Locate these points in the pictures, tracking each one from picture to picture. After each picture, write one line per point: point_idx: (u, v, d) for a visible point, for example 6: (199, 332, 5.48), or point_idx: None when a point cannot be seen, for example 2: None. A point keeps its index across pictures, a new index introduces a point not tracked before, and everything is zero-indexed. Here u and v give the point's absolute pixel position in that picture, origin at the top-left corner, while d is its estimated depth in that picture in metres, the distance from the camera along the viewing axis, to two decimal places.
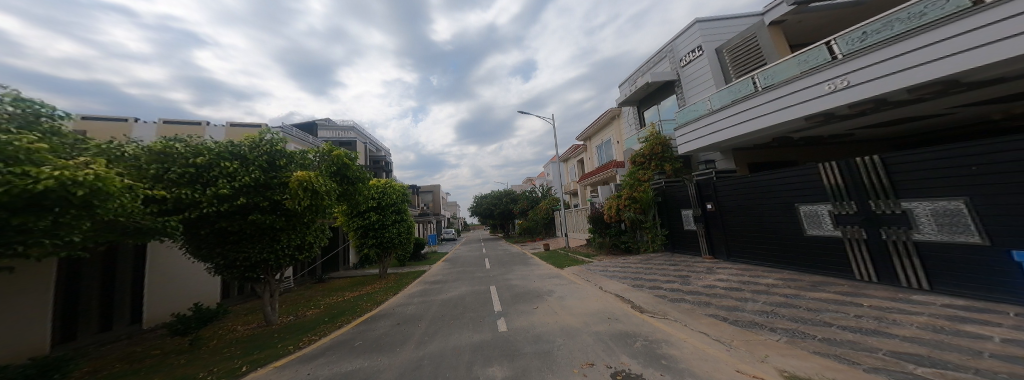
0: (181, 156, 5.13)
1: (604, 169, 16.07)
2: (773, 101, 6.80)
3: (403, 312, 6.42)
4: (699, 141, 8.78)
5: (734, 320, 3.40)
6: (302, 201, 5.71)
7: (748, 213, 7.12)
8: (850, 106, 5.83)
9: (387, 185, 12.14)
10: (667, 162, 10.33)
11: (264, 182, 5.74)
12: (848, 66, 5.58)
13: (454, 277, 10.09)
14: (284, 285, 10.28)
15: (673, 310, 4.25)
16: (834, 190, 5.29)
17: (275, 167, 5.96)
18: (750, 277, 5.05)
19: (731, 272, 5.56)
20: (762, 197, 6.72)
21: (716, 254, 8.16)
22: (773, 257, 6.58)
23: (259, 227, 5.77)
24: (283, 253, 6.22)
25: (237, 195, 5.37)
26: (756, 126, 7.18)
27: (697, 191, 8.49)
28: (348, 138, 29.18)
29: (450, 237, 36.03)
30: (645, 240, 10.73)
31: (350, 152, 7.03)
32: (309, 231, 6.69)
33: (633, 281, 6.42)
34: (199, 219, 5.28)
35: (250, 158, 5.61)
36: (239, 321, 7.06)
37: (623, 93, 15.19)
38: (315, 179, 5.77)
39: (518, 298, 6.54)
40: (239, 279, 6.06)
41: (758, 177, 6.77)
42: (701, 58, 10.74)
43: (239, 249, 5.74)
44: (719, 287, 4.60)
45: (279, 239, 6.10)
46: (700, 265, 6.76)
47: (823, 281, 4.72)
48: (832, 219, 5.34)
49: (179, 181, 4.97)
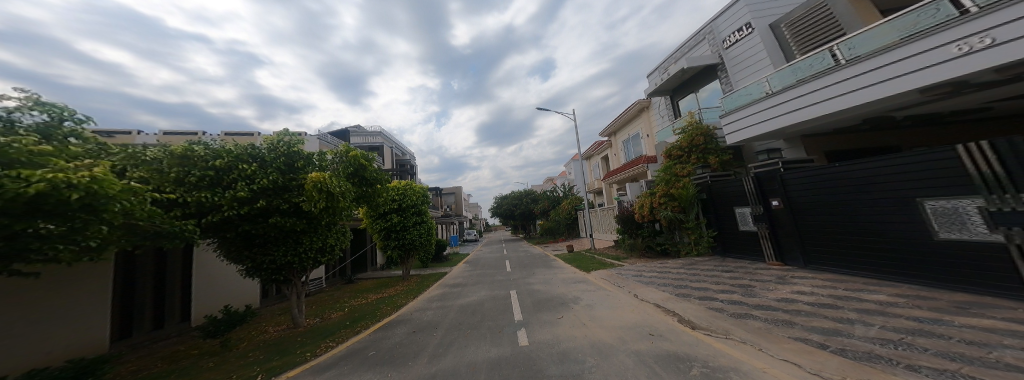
0: (200, 160, 4.68)
1: (633, 166, 14.99)
2: (868, 73, 5.66)
3: (420, 318, 5.90)
4: (757, 127, 7.67)
5: (838, 349, 2.40)
6: (318, 203, 5.27)
7: (831, 211, 5.86)
8: (995, 71, 4.57)
9: (407, 186, 11.82)
10: (712, 154, 9.27)
11: (283, 184, 5.32)
12: (988, 19, 4.40)
13: (475, 280, 9.54)
14: (314, 285, 10.06)
15: (737, 327, 3.29)
16: (995, 180, 3.85)
17: (293, 168, 5.52)
18: (850, 293, 3.98)
19: (814, 284, 4.56)
20: (852, 191, 5.46)
21: (787, 260, 6.94)
22: (867, 265, 5.34)
23: (281, 230, 5.39)
24: (307, 255, 5.82)
25: (257, 198, 4.98)
26: (842, 105, 6.03)
27: (757, 186, 7.38)
28: (374, 142, 29.64)
29: (471, 238, 36.06)
30: (686, 242, 9.59)
31: (368, 153, 6.50)
32: (330, 233, 6.30)
33: (676, 289, 5.47)
34: (223, 223, 4.93)
35: (269, 160, 5.19)
36: (270, 322, 6.86)
37: (652, 82, 14.05)
38: (331, 180, 5.27)
39: (541, 307, 5.76)
40: (266, 282, 5.74)
41: (844, 167, 5.56)
42: (750, 36, 9.53)
43: (265, 252, 5.43)
44: (801, 302, 3.67)
45: (302, 241, 5.72)
46: (766, 272, 5.67)
47: (967, 300, 3.56)
48: (984, 218, 3.93)
49: (198, 184, 4.56)
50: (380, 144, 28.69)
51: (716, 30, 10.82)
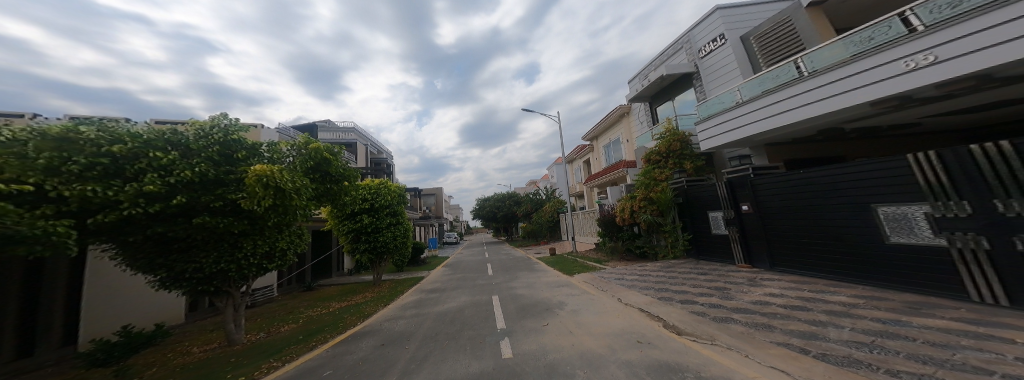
0: (90, 143, 3.59)
1: (613, 169, 15.30)
2: (827, 86, 6.01)
3: (391, 329, 5.59)
4: (729, 134, 7.96)
5: (819, 353, 2.45)
6: (262, 200, 4.63)
7: (798, 215, 6.11)
8: (936, 86, 4.94)
9: (381, 185, 11.34)
10: (688, 160, 9.65)
11: (216, 178, 4.59)
12: (932, 37, 4.74)
13: (455, 285, 9.29)
14: (261, 295, 9.21)
15: (720, 332, 3.35)
16: (940, 189, 4.11)
17: (230, 162, 4.84)
18: (816, 295, 4.14)
19: (782, 286, 4.73)
20: (816, 195, 5.73)
21: (755, 262, 7.22)
22: (825, 267, 5.65)
23: (214, 232, 4.66)
24: (248, 261, 5.15)
25: (174, 193, 4.12)
26: (805, 115, 6.36)
27: (729, 191, 7.65)
28: (349, 140, 28.41)
29: (452, 240, 35.53)
30: (663, 246, 9.81)
31: (330, 146, 6.28)
32: (281, 235, 5.63)
33: (658, 292, 5.52)
34: (123, 223, 3.92)
35: (194, 148, 4.43)
36: (194, 341, 5.90)
37: (633, 88, 14.43)
38: (279, 173, 4.73)
39: (525, 313, 5.65)
40: (191, 293, 4.98)
41: (808, 174, 5.85)
42: (724, 47, 9.98)
43: (188, 258, 4.62)
44: (774, 305, 3.76)
45: (242, 245, 5.01)
46: (738, 275, 5.83)
47: (918, 301, 3.79)
48: (930, 224, 4.22)
49: (83, 175, 3.48)
50: (355, 142, 27.53)
51: (693, 40, 11.24)
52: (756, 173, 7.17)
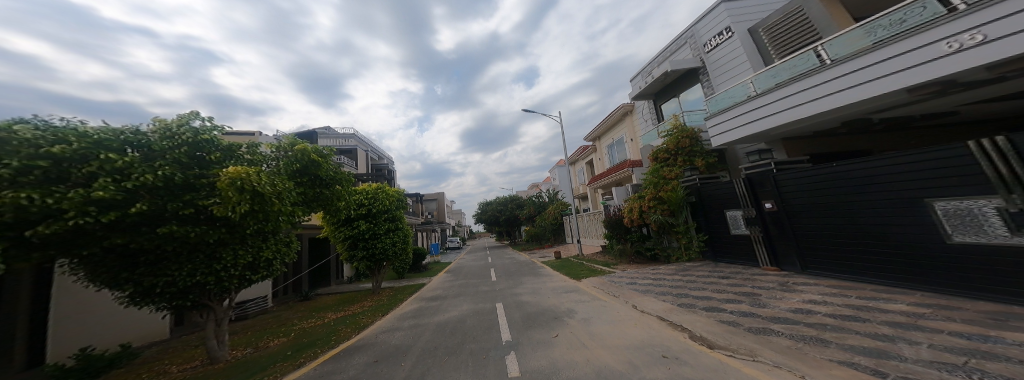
0: (26, 144, 3.24)
1: (618, 169, 14.85)
2: (854, 73, 5.59)
3: (387, 342, 5.17)
4: (745, 128, 7.48)
5: (902, 377, 1.99)
6: (237, 207, 4.22)
7: (833, 213, 5.61)
8: (985, 69, 4.49)
9: (379, 189, 10.93)
10: (699, 156, 9.21)
11: (186, 183, 4.23)
12: (979, 15, 4.32)
13: (456, 292, 8.87)
14: (254, 306, 8.86)
15: (762, 347, 2.93)
16: (1017, 181, 3.65)
17: (200, 165, 4.51)
18: (864, 301, 3.65)
19: (821, 291, 4.24)
20: (852, 191, 5.29)
21: (782, 264, 6.73)
22: (867, 269, 5.19)
23: (186, 242, 4.30)
24: (228, 273, 4.77)
25: (134, 200, 3.73)
26: (830, 105, 5.91)
27: (749, 189, 7.21)
28: (348, 146, 28.11)
29: (454, 245, 35.18)
30: (676, 247, 9.34)
31: (318, 148, 5.91)
32: (266, 244, 5.24)
33: (678, 298, 5.06)
34: (74, 234, 3.52)
35: (156, 150, 4.09)
36: (175, 359, 5.52)
37: (635, 85, 14.05)
38: (256, 176, 4.33)
39: (531, 323, 5.19)
40: (167, 308, 4.62)
41: (843, 167, 5.39)
42: (730, 41, 9.59)
43: (157, 272, 4.20)
44: (821, 314, 3.30)
45: (219, 256, 4.61)
46: (765, 279, 5.34)
47: (992, 310, 3.31)
48: (1005, 220, 3.72)
49: (18, 180, 3.10)
50: (354, 148, 27.21)
51: (696, 34, 10.91)
52: (779, 167, 6.73)
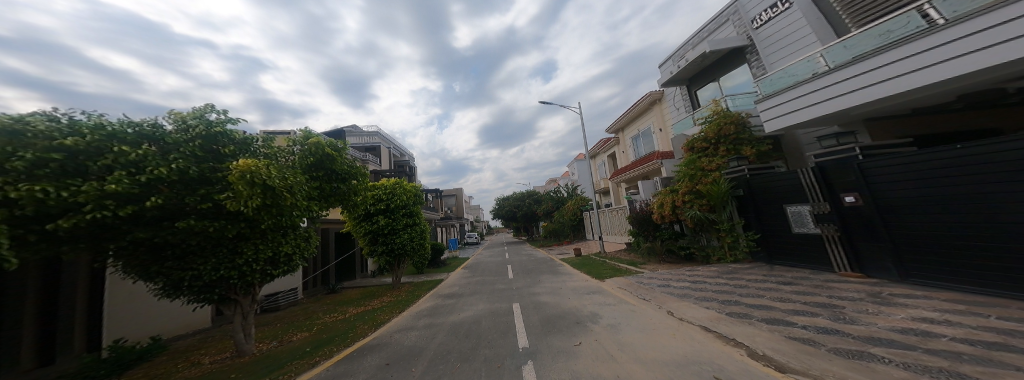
0: (41, 136, 2.90)
1: (645, 162, 13.89)
2: (967, 38, 4.58)
3: (400, 343, 4.77)
4: (813, 109, 6.48)
5: None
6: (250, 201, 3.77)
7: (950, 209, 4.55)
8: None
9: (397, 184, 10.65)
10: (746, 144, 8.24)
11: (203, 177, 3.82)
12: None
13: (474, 289, 8.47)
14: (285, 299, 8.74)
15: (863, 377, 2.17)
16: None
17: (216, 158, 4.09)
18: (1008, 321, 2.97)
19: (919, 313, 3.43)
20: (977, 181, 4.28)
21: (867, 270, 5.74)
22: (999, 280, 4.13)
23: (210, 236, 3.91)
24: (252, 268, 4.33)
25: (151, 193, 3.35)
26: (937, 77, 4.87)
27: (822, 179, 6.30)
28: (370, 143, 28.16)
29: (472, 241, 35.05)
30: (719, 247, 8.46)
31: (334, 142, 5.56)
32: (286, 239, 4.72)
33: (722, 307, 4.31)
34: (98, 228, 3.20)
35: (172, 142, 3.69)
36: (208, 349, 5.36)
37: (666, 71, 12.94)
38: (267, 169, 3.90)
39: (550, 328, 4.60)
40: (196, 300, 4.28)
41: (958, 151, 4.42)
42: (789, 13, 8.53)
43: (184, 265, 3.88)
44: (950, 340, 2.52)
45: (242, 250, 4.18)
46: (851, 294, 4.46)
47: None
48: None
49: (33, 173, 2.74)
50: (377, 145, 27.35)
51: (742, 9, 9.82)
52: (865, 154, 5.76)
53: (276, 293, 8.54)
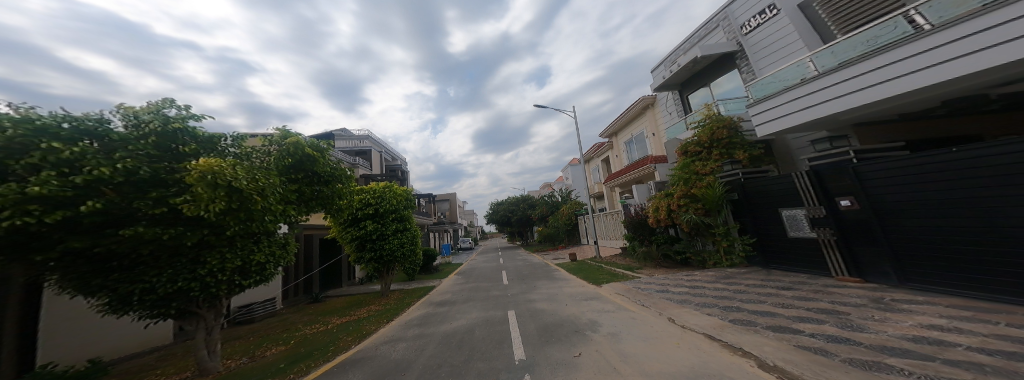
0: None
1: (639, 166, 13.91)
2: (946, 46, 4.67)
3: (388, 356, 4.53)
4: (802, 114, 6.51)
5: None
6: (212, 206, 3.45)
7: (948, 212, 4.53)
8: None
9: (387, 188, 10.38)
10: (739, 149, 8.21)
11: (157, 179, 3.48)
12: None
13: (467, 296, 8.23)
14: (261, 309, 8.35)
15: None
16: None
17: (171, 157, 3.79)
18: (1018, 329, 2.92)
19: (934, 319, 3.37)
20: (974, 185, 4.27)
21: (864, 275, 5.72)
22: (1002, 284, 4.10)
23: (165, 245, 3.54)
24: (217, 278, 3.97)
25: (91, 197, 3.01)
26: (920, 83, 4.92)
27: (817, 183, 6.27)
28: (361, 147, 27.72)
29: (466, 246, 34.72)
30: (715, 251, 8.42)
31: (313, 141, 5.32)
32: (259, 246, 4.42)
33: (727, 313, 4.21)
34: (25, 236, 2.86)
35: (121, 140, 3.38)
36: (168, 369, 5.02)
37: (658, 76, 13.03)
38: (232, 170, 3.60)
39: (548, 337, 4.41)
40: (150, 316, 3.93)
41: (953, 155, 4.42)
42: (778, 19, 8.55)
43: (134, 278, 3.49)
44: (966, 350, 2.43)
45: (204, 261, 3.84)
46: (852, 299, 4.40)
47: None
48: None
49: None
50: (368, 149, 26.92)
51: (731, 16, 9.94)
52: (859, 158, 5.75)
53: (250, 304, 8.16)
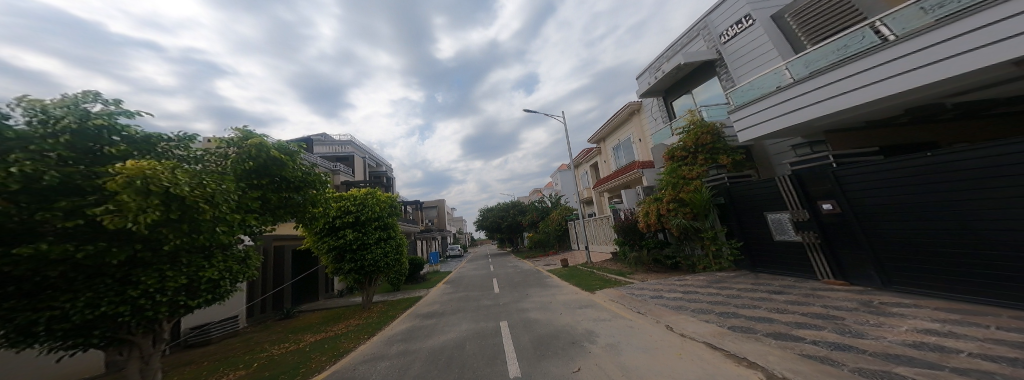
0: None
1: (627, 171, 13.99)
2: (910, 56, 4.83)
3: (368, 376, 4.22)
4: (779, 121, 6.62)
5: None
6: (144, 215, 2.74)
7: (927, 215, 4.61)
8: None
9: (368, 195, 10.00)
10: (722, 154, 8.33)
11: (69, 185, 2.72)
12: None
13: (456, 307, 7.93)
14: (219, 330, 7.65)
15: None
16: None
17: (92, 161, 2.98)
18: (1010, 333, 2.91)
19: (931, 324, 3.31)
20: (949, 188, 4.36)
21: (849, 277, 5.77)
22: (983, 286, 4.17)
23: (81, 265, 2.74)
24: (156, 300, 3.15)
25: None
26: (889, 91, 5.06)
27: (800, 188, 6.38)
28: (343, 153, 26.85)
29: (455, 253, 34.16)
30: (704, 255, 8.43)
31: (280, 144, 4.92)
32: (211, 262, 3.66)
33: (723, 320, 4.12)
34: None
35: (19, 136, 2.60)
36: None
37: (643, 82, 13.23)
38: (169, 174, 2.92)
39: (545, 350, 4.20)
40: (65, 347, 3.08)
41: (927, 159, 4.53)
42: (751, 30, 8.81)
43: (37, 306, 2.66)
44: (973, 356, 2.38)
45: (135, 280, 3.00)
46: (844, 303, 4.38)
47: None
48: None
49: None
50: (350, 155, 26.07)
51: (710, 25, 10.17)
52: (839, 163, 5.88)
53: (205, 324, 7.49)
